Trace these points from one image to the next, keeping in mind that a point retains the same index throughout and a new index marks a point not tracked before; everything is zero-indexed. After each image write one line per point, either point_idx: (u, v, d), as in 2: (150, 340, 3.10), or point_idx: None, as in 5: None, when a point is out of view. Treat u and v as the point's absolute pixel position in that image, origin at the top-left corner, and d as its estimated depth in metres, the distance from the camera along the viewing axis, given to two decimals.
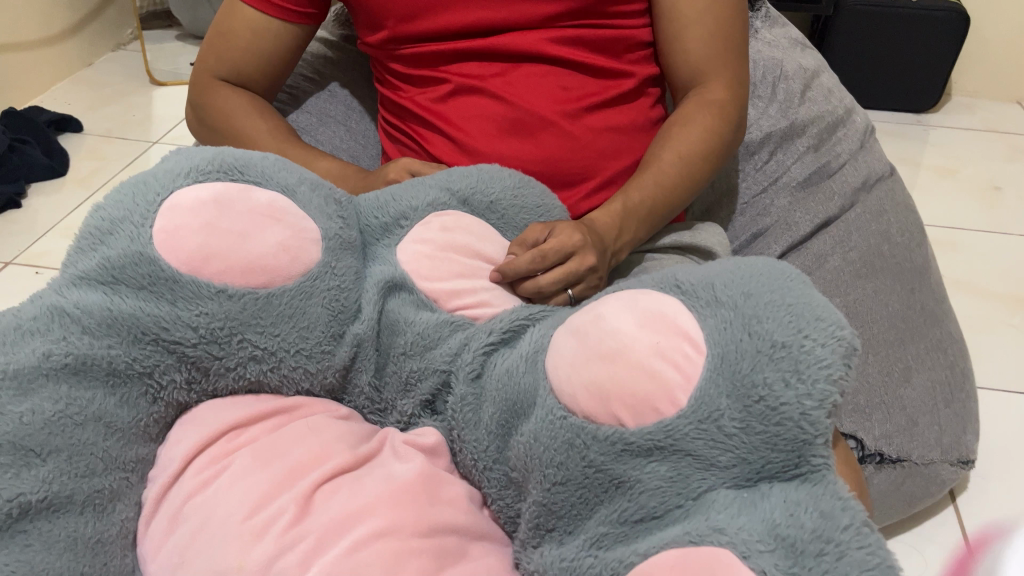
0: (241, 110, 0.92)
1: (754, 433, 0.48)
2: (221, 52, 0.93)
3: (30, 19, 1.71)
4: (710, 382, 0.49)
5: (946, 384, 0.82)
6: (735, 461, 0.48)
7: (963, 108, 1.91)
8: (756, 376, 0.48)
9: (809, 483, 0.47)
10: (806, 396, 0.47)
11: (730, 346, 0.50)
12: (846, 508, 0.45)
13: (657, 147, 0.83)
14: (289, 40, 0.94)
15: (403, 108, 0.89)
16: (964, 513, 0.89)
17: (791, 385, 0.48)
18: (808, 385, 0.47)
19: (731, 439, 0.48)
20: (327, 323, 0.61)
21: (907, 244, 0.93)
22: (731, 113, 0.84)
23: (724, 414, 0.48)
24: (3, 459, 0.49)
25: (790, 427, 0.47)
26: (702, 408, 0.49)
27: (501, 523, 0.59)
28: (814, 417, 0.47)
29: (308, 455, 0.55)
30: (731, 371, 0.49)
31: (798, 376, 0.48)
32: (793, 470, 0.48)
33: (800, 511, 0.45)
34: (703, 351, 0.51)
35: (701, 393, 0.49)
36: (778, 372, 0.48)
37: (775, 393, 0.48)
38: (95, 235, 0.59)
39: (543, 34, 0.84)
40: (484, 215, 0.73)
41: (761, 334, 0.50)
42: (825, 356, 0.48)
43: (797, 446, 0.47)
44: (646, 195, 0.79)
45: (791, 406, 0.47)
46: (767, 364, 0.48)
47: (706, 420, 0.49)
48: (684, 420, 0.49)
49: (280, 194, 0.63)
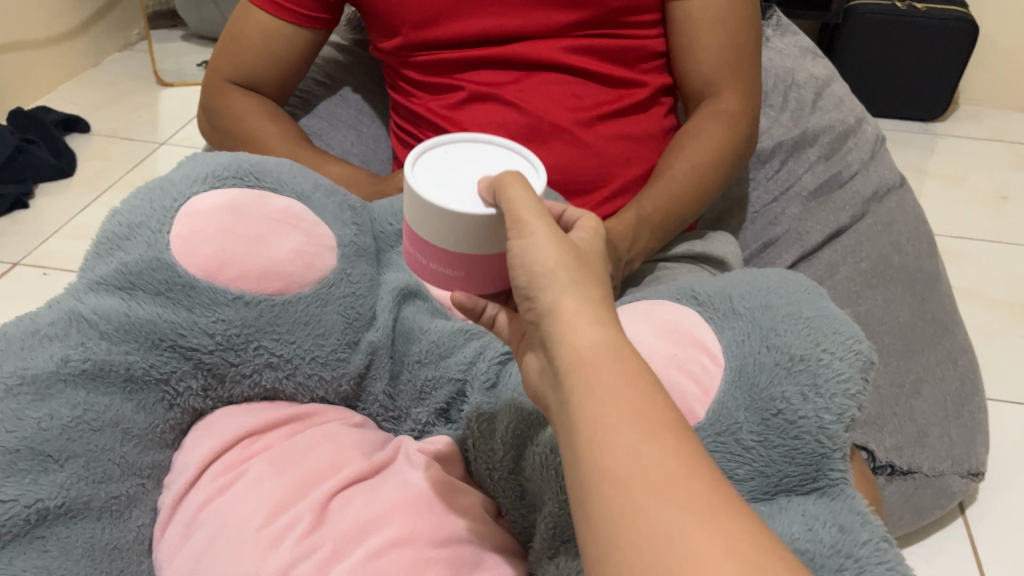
0: (254, 114, 0.92)
1: (772, 446, 0.48)
2: (234, 56, 0.93)
3: (36, 18, 1.71)
4: (728, 395, 0.50)
5: (956, 395, 0.82)
6: (753, 474, 0.48)
7: (971, 117, 1.91)
8: (774, 390, 0.48)
9: (827, 497, 0.48)
10: (824, 410, 0.47)
11: (748, 359, 0.50)
12: (864, 523, 0.45)
13: (669, 156, 0.83)
14: (302, 44, 0.94)
15: (417, 114, 0.89)
16: (974, 524, 0.89)
17: (809, 399, 0.48)
18: (827, 398, 0.47)
19: (748, 452, 0.48)
20: (343, 330, 0.62)
21: (917, 254, 0.93)
22: (743, 122, 0.85)
23: (742, 427, 0.49)
24: (22, 464, 0.50)
25: (808, 441, 0.47)
26: (720, 420, 0.49)
27: (515, 534, 0.58)
28: (832, 431, 0.47)
29: (325, 462, 0.55)
30: (749, 384, 0.49)
31: (816, 390, 0.48)
32: (811, 484, 0.48)
33: (818, 525, 0.45)
34: (720, 362, 0.51)
35: (719, 405, 0.49)
36: (796, 385, 0.48)
37: (793, 406, 0.48)
38: (112, 239, 0.59)
39: (557, 42, 0.84)
40: None
41: (779, 347, 0.50)
42: (842, 370, 0.48)
43: (815, 460, 0.48)
44: (662, 205, 0.79)
45: (809, 420, 0.47)
46: (785, 377, 0.48)
47: (724, 433, 0.49)
48: (702, 432, 0.49)
49: (295, 200, 0.63)
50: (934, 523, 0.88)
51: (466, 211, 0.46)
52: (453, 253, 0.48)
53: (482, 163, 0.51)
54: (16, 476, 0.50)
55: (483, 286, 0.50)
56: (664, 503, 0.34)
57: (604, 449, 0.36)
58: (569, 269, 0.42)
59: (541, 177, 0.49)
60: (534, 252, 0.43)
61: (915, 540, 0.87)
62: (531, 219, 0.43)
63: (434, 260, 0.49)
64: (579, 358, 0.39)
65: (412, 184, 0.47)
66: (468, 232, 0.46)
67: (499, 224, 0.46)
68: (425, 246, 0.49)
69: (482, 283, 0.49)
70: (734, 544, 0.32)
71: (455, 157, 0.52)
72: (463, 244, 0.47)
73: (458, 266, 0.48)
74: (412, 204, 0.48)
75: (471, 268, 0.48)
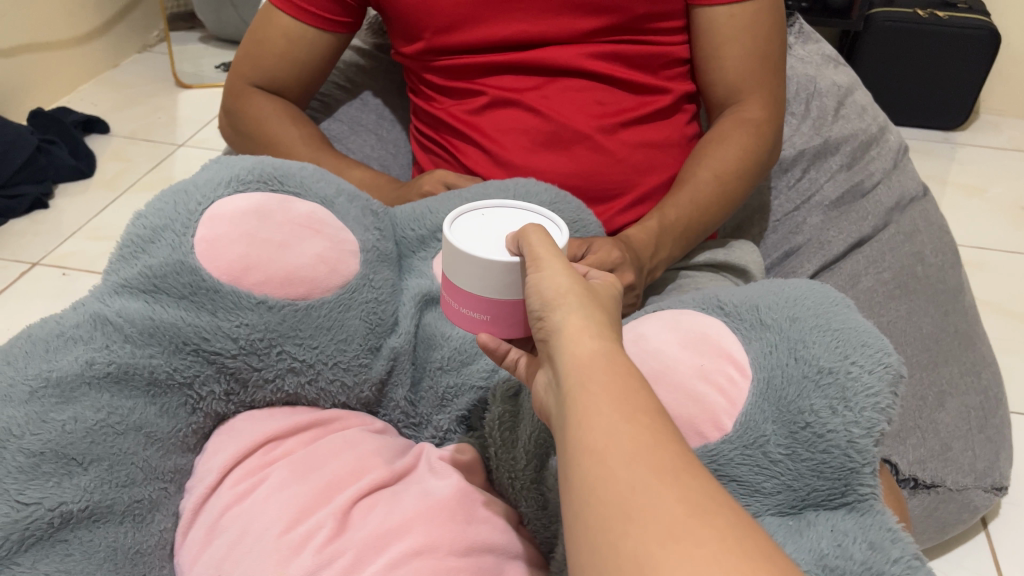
0: (277, 117, 0.92)
1: (800, 459, 0.47)
2: (257, 60, 0.93)
3: (57, 19, 1.72)
4: (756, 407, 0.49)
5: (980, 409, 0.82)
6: (781, 488, 0.48)
7: (991, 126, 1.90)
8: (802, 402, 0.48)
9: (856, 512, 0.47)
10: (854, 424, 0.47)
11: (776, 371, 0.50)
12: (895, 540, 0.44)
13: (692, 164, 0.83)
14: (324, 48, 0.94)
15: (438, 119, 0.89)
16: (996, 538, 0.88)
17: (837, 412, 0.47)
18: (856, 412, 0.47)
19: (776, 465, 0.48)
20: (365, 335, 0.61)
21: (940, 265, 0.93)
22: (767, 131, 0.84)
23: (770, 440, 0.48)
24: (46, 467, 0.50)
25: (837, 455, 0.47)
26: (747, 433, 0.49)
27: (536, 543, 0.57)
28: (862, 445, 0.47)
29: (341, 467, 0.55)
30: (777, 396, 0.49)
31: (845, 403, 0.47)
32: (840, 498, 0.48)
33: (848, 542, 0.44)
34: (748, 375, 0.51)
35: (746, 417, 0.49)
36: (825, 398, 0.48)
37: (822, 420, 0.47)
38: (136, 242, 0.59)
39: (581, 49, 0.83)
40: None
41: (808, 359, 0.49)
42: (872, 384, 0.47)
43: (844, 474, 0.47)
44: (684, 213, 0.79)
45: (838, 434, 0.47)
46: (813, 390, 0.48)
47: (752, 446, 0.49)
48: (730, 444, 0.49)
49: (319, 205, 0.63)
50: (956, 538, 0.87)
51: (495, 257, 0.47)
52: (479, 298, 0.49)
53: (513, 222, 0.52)
54: (40, 479, 0.50)
55: (510, 333, 0.50)
56: (634, 473, 0.34)
57: (585, 431, 0.36)
58: (577, 292, 0.42)
59: (565, 234, 0.50)
60: (546, 280, 0.43)
61: (937, 555, 0.86)
62: (546, 256, 0.45)
63: (463, 304, 0.50)
64: (575, 359, 0.39)
65: (444, 232, 0.50)
66: (493, 277, 0.48)
67: (523, 273, 0.47)
68: (455, 290, 0.50)
69: (509, 330, 0.50)
70: (692, 502, 0.32)
71: (492, 218, 0.53)
72: (491, 288, 0.48)
73: (485, 310, 0.49)
74: (446, 251, 0.50)
75: (497, 313, 0.49)
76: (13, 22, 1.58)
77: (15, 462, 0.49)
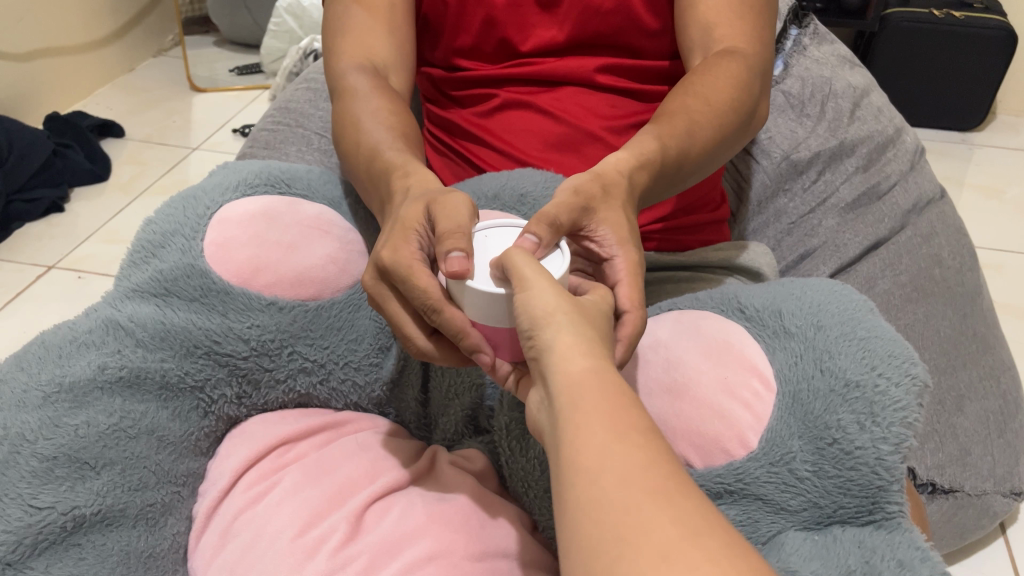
0: (375, 96, 0.70)
1: (827, 476, 0.47)
2: (365, 39, 0.76)
3: (73, 24, 1.73)
4: (782, 423, 0.49)
5: (999, 413, 0.81)
6: (806, 505, 0.48)
7: (1009, 126, 1.88)
8: (830, 418, 0.47)
9: (883, 530, 0.46)
10: (882, 440, 0.46)
11: (802, 384, 0.49)
12: (925, 559, 0.44)
13: (676, 96, 0.69)
14: (405, 18, 0.79)
15: (451, 124, 0.83)
16: (1015, 543, 0.87)
17: (865, 428, 0.46)
18: (884, 428, 0.46)
19: (802, 483, 0.47)
20: (375, 335, 0.61)
21: (958, 268, 0.91)
22: (757, 68, 0.72)
23: (797, 456, 0.48)
24: (59, 471, 0.50)
25: (865, 472, 0.46)
26: (773, 449, 0.48)
27: (552, 550, 0.56)
28: (890, 462, 0.46)
29: (348, 476, 0.54)
30: (803, 412, 0.49)
31: (873, 419, 0.46)
32: (867, 516, 0.47)
33: (877, 558, 0.44)
34: (772, 389, 0.50)
35: (772, 434, 0.49)
36: (853, 413, 0.47)
37: (849, 436, 0.46)
38: (148, 247, 0.60)
39: (590, 59, 0.80)
40: (516, 210, 0.66)
41: (835, 372, 0.48)
42: (900, 398, 0.47)
43: (871, 492, 0.46)
44: (670, 143, 0.64)
45: (866, 451, 0.46)
46: (841, 405, 0.47)
47: (778, 463, 0.48)
48: (756, 462, 0.48)
49: (326, 208, 0.64)
50: (974, 543, 0.86)
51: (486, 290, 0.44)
52: (497, 327, 0.46)
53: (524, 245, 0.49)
54: (53, 483, 0.50)
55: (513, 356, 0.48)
56: (627, 493, 0.33)
57: (574, 450, 0.36)
58: (566, 309, 0.41)
59: (566, 257, 0.47)
60: (535, 298, 0.42)
61: (955, 561, 0.85)
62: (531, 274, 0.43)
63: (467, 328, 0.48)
64: (562, 375, 0.39)
65: (468, 276, 0.46)
66: (486, 308, 0.45)
67: (509, 304, 0.44)
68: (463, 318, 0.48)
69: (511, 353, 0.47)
70: (684, 522, 0.32)
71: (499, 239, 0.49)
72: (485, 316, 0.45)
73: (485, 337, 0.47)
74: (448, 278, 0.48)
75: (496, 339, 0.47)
76: (31, 25, 1.60)
77: (29, 467, 0.50)
